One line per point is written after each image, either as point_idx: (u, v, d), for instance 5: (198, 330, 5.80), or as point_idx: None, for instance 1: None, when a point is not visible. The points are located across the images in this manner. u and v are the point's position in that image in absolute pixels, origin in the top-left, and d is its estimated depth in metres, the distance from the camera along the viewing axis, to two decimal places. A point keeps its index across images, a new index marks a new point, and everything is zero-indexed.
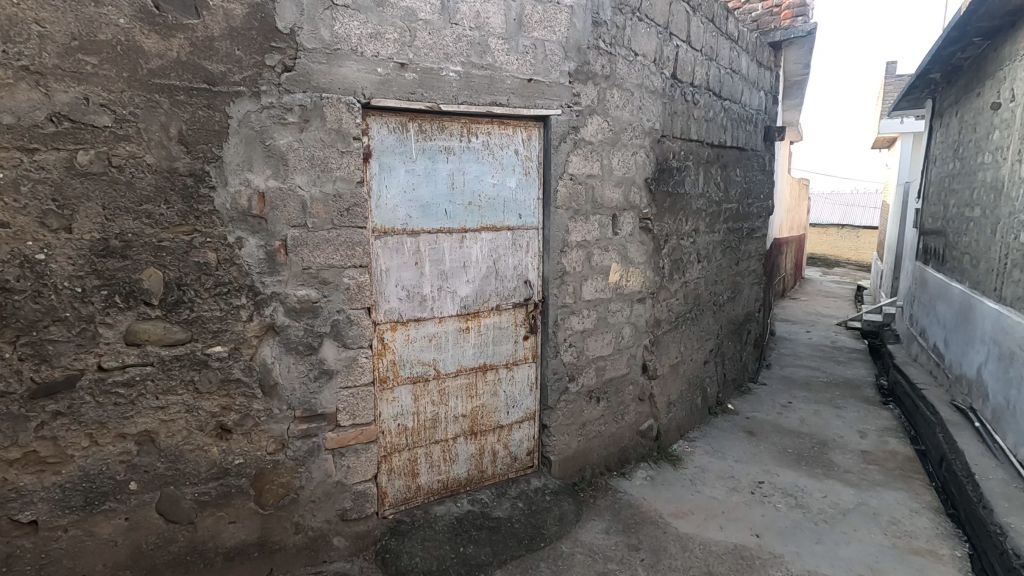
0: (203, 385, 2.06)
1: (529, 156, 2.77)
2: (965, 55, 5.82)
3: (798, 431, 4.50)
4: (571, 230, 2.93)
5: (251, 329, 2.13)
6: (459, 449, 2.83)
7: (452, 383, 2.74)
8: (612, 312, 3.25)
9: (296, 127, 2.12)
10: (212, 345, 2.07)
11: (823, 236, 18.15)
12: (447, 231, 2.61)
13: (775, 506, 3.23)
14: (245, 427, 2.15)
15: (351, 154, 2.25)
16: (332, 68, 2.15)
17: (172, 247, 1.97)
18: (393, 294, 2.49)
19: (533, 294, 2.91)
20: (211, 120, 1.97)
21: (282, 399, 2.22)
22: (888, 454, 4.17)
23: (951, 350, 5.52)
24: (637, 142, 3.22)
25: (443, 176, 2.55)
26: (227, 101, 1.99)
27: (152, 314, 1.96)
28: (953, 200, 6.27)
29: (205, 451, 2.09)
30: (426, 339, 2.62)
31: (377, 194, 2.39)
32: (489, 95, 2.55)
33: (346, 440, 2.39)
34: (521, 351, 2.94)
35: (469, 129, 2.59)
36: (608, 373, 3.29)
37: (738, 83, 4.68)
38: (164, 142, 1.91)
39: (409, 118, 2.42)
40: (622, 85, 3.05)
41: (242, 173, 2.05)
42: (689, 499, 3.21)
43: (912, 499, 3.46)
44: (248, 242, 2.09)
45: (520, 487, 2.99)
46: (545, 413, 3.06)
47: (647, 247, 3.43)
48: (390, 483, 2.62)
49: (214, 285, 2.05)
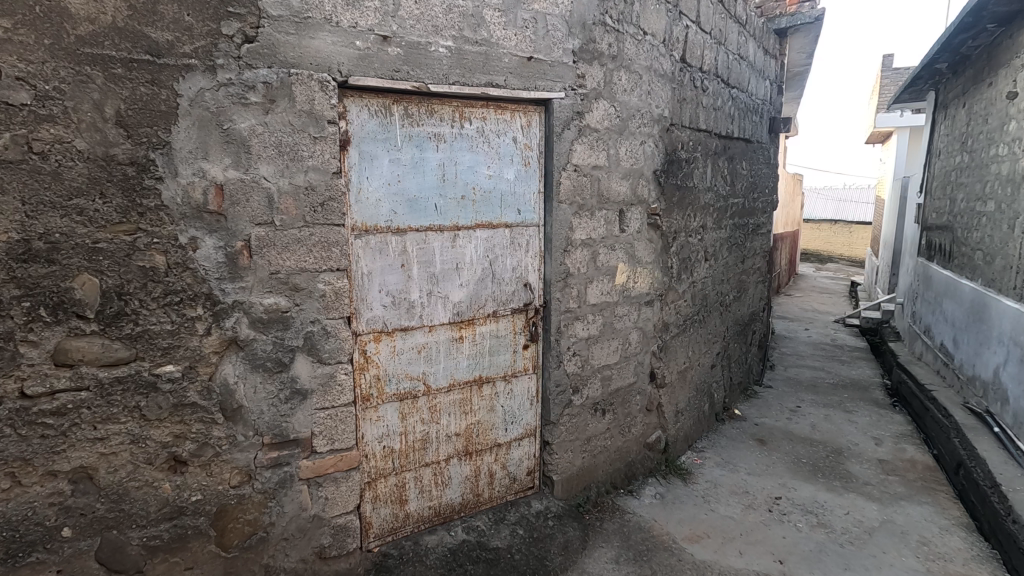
0: (151, 412, 1.76)
1: (528, 145, 2.49)
2: (975, 43, 5.59)
3: (810, 439, 4.25)
4: (575, 226, 2.64)
5: (209, 345, 1.83)
6: (452, 471, 2.54)
7: (444, 399, 2.46)
8: (619, 316, 2.97)
9: (260, 108, 1.81)
10: (161, 364, 1.76)
11: (816, 233, 17.97)
12: (436, 229, 2.31)
13: (796, 526, 2.98)
14: (203, 458, 1.85)
15: (325, 140, 1.95)
16: (301, 39, 1.85)
17: (110, 249, 1.66)
18: (377, 300, 2.20)
19: (533, 298, 2.62)
20: (156, 99, 1.66)
21: (247, 424, 1.92)
22: (907, 463, 3.93)
23: (963, 349, 5.30)
24: (646, 130, 2.94)
25: (432, 167, 2.26)
26: (175, 75, 1.68)
27: (87, 329, 1.65)
28: (961, 195, 6.05)
29: (155, 488, 1.79)
30: (413, 350, 2.33)
31: (356, 187, 2.09)
32: (484, 74, 2.25)
33: (323, 468, 2.09)
34: (520, 361, 2.65)
35: (462, 114, 2.29)
36: (614, 382, 3.02)
37: (746, 70, 4.42)
38: (98, 125, 1.60)
39: (393, 99, 2.12)
40: (629, 67, 2.76)
41: (194, 161, 1.74)
42: (703, 519, 2.95)
43: (939, 515, 3.22)
44: (204, 243, 1.78)
45: (519, 511, 2.71)
46: (547, 430, 2.77)
47: (655, 245, 3.16)
48: (375, 512, 2.34)
49: (164, 294, 1.74)
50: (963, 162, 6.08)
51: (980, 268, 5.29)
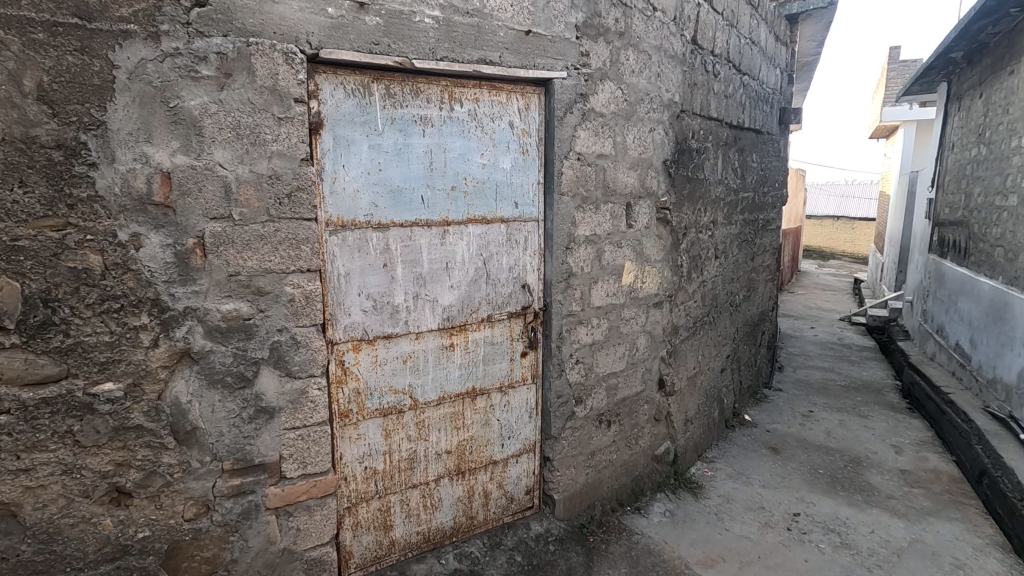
0: (87, 438, 1.51)
1: (526, 130, 2.24)
2: (996, 29, 5.33)
3: (826, 447, 4.01)
4: (579, 222, 2.40)
5: (157, 358, 1.58)
6: (442, 493, 2.31)
7: (433, 414, 2.22)
8: (626, 319, 2.72)
9: (213, 83, 1.55)
10: (98, 382, 1.51)
11: (817, 229, 17.65)
12: (423, 224, 2.06)
13: (818, 548, 2.74)
14: (151, 489, 1.61)
15: (291, 121, 1.68)
16: (262, 3, 1.59)
17: (34, 248, 1.41)
18: (355, 304, 1.95)
19: (532, 301, 2.37)
20: (87, 70, 1.41)
21: (203, 448, 1.67)
22: (931, 474, 3.68)
23: (982, 349, 5.05)
24: (655, 116, 2.68)
25: (418, 155, 2.01)
26: (110, 43, 1.42)
27: (6, 342, 1.40)
28: (978, 189, 5.79)
29: (93, 525, 1.55)
30: (399, 360, 2.09)
31: (331, 176, 1.84)
32: (477, 50, 2.00)
33: (294, 495, 1.84)
34: (518, 370, 2.41)
35: (452, 95, 2.04)
36: (620, 392, 2.77)
37: (758, 56, 4.16)
38: (15, 101, 1.35)
39: (373, 77, 1.87)
40: (638, 46, 2.50)
41: (135, 145, 1.48)
42: (718, 541, 2.71)
43: (971, 533, 2.98)
44: (149, 240, 1.53)
45: (517, 534, 2.47)
46: (547, 444, 2.53)
47: (665, 242, 2.90)
48: (357, 540, 2.12)
49: (100, 300, 1.49)
50: (981, 155, 5.83)
51: (1000, 265, 5.04)
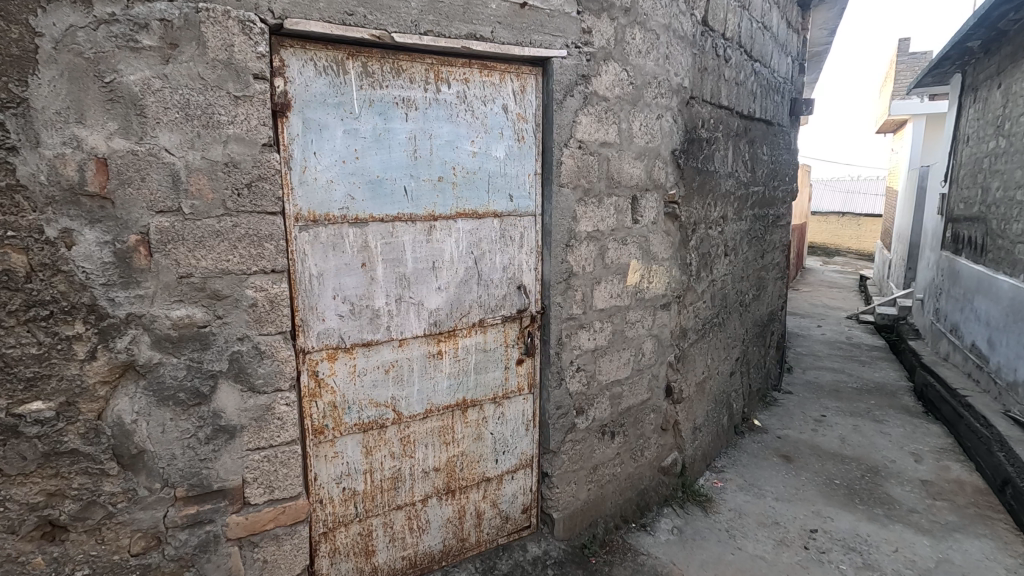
0: (12, 466, 1.31)
1: (522, 115, 2.03)
2: (1017, 16, 5.06)
3: (840, 455, 3.80)
4: (580, 217, 2.18)
5: (95, 373, 1.37)
6: (430, 514, 2.11)
7: (420, 428, 2.02)
8: (631, 323, 2.51)
9: (158, 55, 1.35)
10: (25, 402, 1.31)
11: (823, 225, 17.38)
12: (407, 218, 1.85)
13: (838, 570, 2.53)
14: (90, 521, 1.41)
15: (250, 101, 1.47)
16: None
17: None
18: (330, 308, 1.75)
19: (529, 304, 2.16)
20: (2, 38, 1.19)
21: (152, 474, 1.47)
22: (954, 486, 3.47)
23: (1001, 350, 4.82)
24: (663, 102, 2.46)
25: (400, 141, 1.80)
26: (29, 6, 1.21)
27: None
28: (997, 183, 5.55)
29: (22, 564, 1.35)
30: (380, 369, 1.89)
31: (300, 165, 1.63)
32: (466, 23, 1.78)
33: (259, 524, 1.65)
34: (513, 379, 2.21)
35: (439, 74, 1.83)
36: (625, 401, 2.56)
37: (769, 42, 3.93)
38: None
39: (348, 53, 1.66)
40: (645, 24, 2.28)
41: (64, 126, 1.28)
42: (730, 562, 2.51)
43: (1002, 552, 2.77)
44: (83, 236, 1.32)
45: (512, 557, 2.27)
46: (546, 459, 2.33)
47: (672, 238, 2.69)
48: (334, 568, 1.92)
49: (25, 307, 1.28)
50: (999, 149, 5.58)
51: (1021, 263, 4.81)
